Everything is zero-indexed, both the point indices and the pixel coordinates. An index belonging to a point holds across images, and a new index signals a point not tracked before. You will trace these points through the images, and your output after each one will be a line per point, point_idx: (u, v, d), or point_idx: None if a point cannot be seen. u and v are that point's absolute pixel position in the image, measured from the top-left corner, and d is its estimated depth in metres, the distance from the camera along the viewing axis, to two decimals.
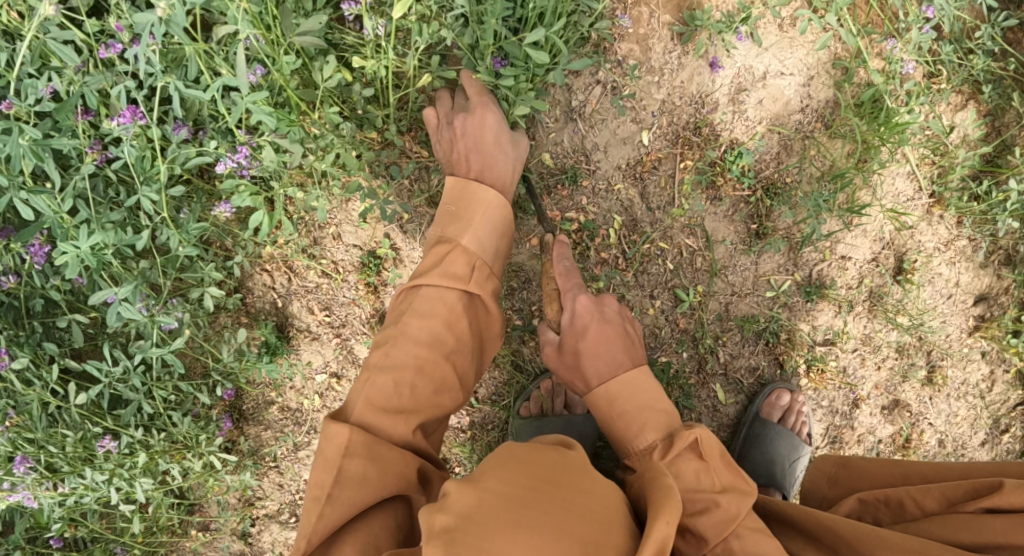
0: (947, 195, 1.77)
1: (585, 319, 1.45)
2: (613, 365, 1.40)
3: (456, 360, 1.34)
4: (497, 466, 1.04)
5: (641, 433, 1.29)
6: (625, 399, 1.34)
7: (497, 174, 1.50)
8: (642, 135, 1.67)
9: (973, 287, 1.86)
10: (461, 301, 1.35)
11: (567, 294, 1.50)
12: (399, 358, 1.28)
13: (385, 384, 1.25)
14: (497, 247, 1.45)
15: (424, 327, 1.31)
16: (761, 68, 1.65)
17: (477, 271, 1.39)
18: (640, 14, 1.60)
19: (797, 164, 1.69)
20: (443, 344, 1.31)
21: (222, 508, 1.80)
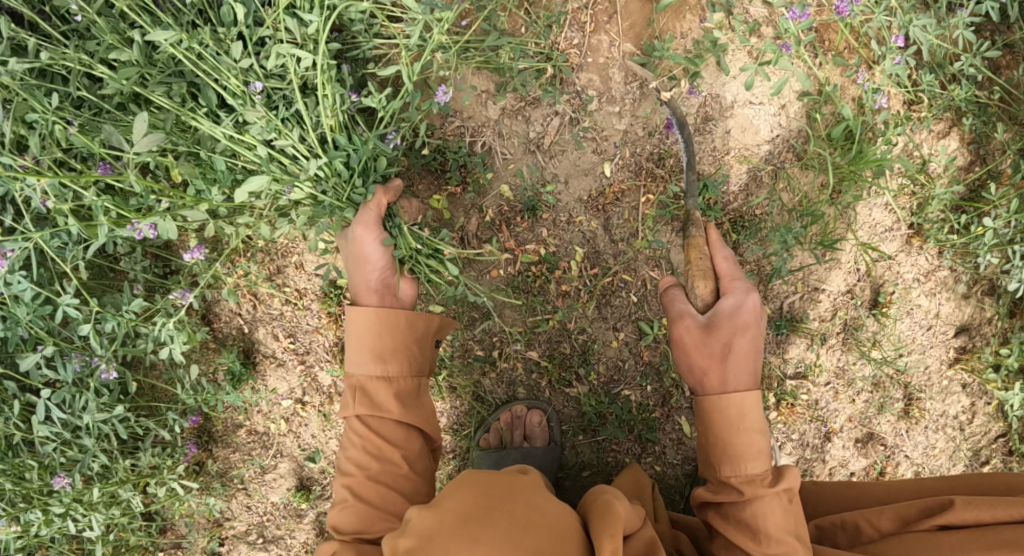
0: (925, 226, 1.70)
1: (750, 319, 1.26)
2: (749, 361, 1.25)
3: (387, 471, 1.33)
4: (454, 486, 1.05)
5: (758, 458, 1.20)
6: (751, 415, 1.22)
7: (361, 277, 1.41)
8: (605, 166, 1.61)
9: (954, 318, 1.79)
10: (358, 429, 1.34)
11: (730, 280, 1.32)
12: (336, 496, 1.33)
13: (337, 515, 1.30)
14: (385, 351, 1.35)
15: (346, 459, 1.35)
16: (729, 97, 1.59)
17: (361, 396, 1.35)
18: (599, 43, 1.55)
19: (767, 197, 1.63)
20: (360, 469, 1.32)
21: (191, 529, 1.84)
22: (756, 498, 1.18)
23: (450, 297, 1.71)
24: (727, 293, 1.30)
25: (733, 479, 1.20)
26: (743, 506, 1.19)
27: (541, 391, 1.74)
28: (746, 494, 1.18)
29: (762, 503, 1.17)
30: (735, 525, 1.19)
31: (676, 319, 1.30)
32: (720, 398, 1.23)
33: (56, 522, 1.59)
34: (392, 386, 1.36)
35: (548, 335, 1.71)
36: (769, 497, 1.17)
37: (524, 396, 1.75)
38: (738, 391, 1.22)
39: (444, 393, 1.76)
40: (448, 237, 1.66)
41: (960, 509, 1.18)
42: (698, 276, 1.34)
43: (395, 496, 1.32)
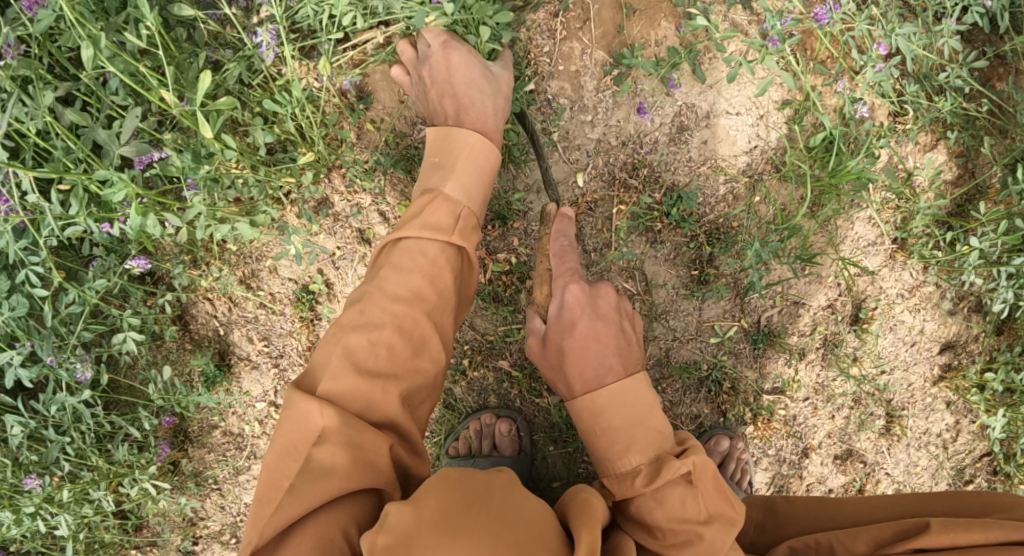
0: (910, 241, 1.66)
1: (572, 314, 1.33)
2: (598, 373, 1.28)
3: (439, 318, 1.25)
4: (433, 486, 1.03)
5: (629, 452, 1.20)
6: (610, 412, 1.24)
7: (481, 116, 1.38)
8: (577, 177, 1.58)
9: (939, 335, 1.74)
10: (442, 252, 1.25)
11: (557, 279, 1.39)
12: (375, 317, 1.18)
13: (360, 344, 1.15)
14: (481, 196, 1.36)
15: (401, 284, 1.21)
16: (705, 107, 1.54)
17: (461, 222, 1.30)
18: (571, 50, 1.51)
19: (743, 210, 1.60)
20: (422, 301, 1.22)
21: (167, 527, 1.86)
22: (638, 494, 1.15)
23: None
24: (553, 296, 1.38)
25: (613, 482, 1.21)
26: (630, 505, 1.17)
27: (512, 400, 1.73)
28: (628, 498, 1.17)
29: (644, 499, 1.14)
30: (634, 528, 1.17)
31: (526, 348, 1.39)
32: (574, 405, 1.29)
33: (27, 521, 1.63)
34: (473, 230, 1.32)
35: (520, 345, 1.70)
36: (648, 492, 1.15)
37: (495, 405, 1.73)
38: (600, 390, 1.25)
39: None
40: None
41: (936, 533, 1.12)
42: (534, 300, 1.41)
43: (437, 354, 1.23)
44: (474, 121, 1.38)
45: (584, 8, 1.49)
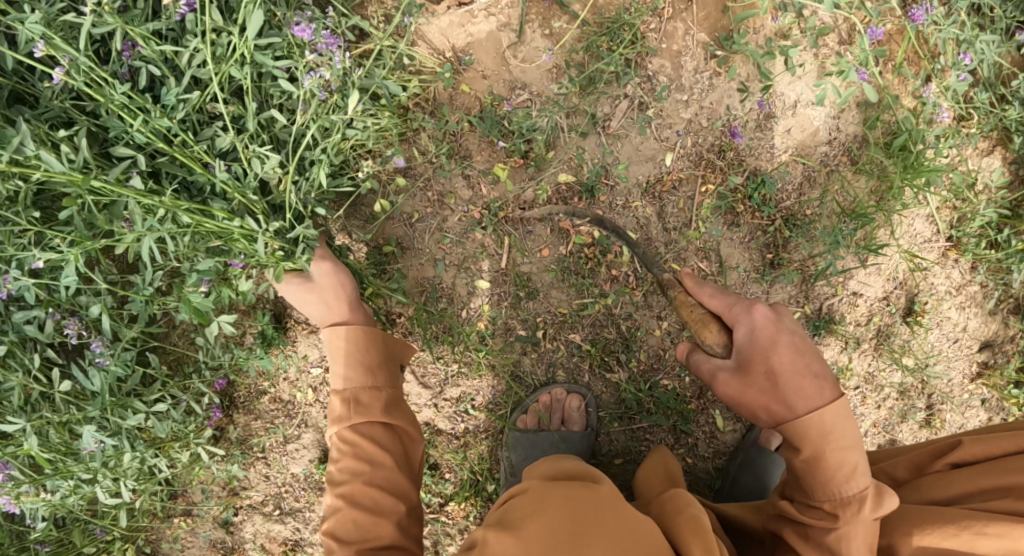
0: (963, 239, 1.75)
1: (769, 334, 1.23)
2: (812, 379, 1.22)
3: (383, 472, 1.36)
4: (532, 510, 1.14)
5: (850, 480, 1.18)
6: (834, 439, 1.19)
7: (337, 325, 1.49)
8: (666, 155, 1.62)
9: (980, 333, 1.84)
10: (360, 432, 1.38)
11: (733, 310, 1.29)
12: (331, 509, 1.34)
13: (336, 526, 1.31)
14: (371, 351, 1.46)
15: (340, 470, 1.36)
16: (793, 97, 1.61)
17: (354, 405, 1.40)
18: (675, 30, 1.56)
19: (819, 198, 1.66)
20: (359, 475, 1.35)
21: (207, 496, 1.80)
22: (842, 524, 1.17)
23: (499, 273, 1.70)
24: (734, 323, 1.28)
25: (826, 507, 1.19)
26: (830, 531, 1.18)
27: (581, 375, 1.74)
28: (836, 519, 1.17)
29: (849, 531, 1.16)
30: (817, 550, 1.19)
31: (710, 376, 1.28)
32: (798, 425, 1.20)
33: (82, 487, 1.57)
34: (378, 391, 1.43)
35: (592, 319, 1.71)
36: (857, 523, 1.16)
37: (563, 379, 1.74)
38: (825, 410, 1.19)
39: (483, 371, 1.74)
40: (503, 212, 1.66)
41: (965, 447, 1.31)
42: (701, 327, 1.32)
43: (386, 471, 1.36)
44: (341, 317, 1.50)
45: None
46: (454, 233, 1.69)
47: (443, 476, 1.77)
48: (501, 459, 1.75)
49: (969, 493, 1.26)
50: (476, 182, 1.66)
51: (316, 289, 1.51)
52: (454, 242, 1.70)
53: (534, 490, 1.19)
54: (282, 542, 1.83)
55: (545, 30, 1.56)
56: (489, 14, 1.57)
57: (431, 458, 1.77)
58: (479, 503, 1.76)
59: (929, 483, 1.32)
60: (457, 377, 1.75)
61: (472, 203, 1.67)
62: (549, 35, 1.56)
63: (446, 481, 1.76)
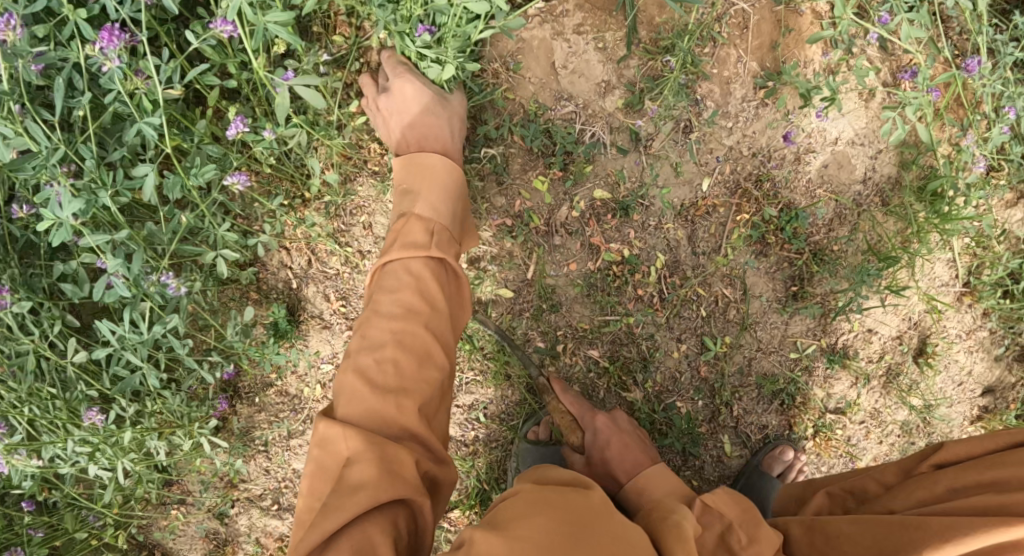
0: (979, 286, 1.76)
1: (606, 438, 1.44)
2: (635, 469, 1.38)
3: (436, 323, 1.28)
4: (523, 512, 1.06)
5: (673, 493, 1.27)
6: (655, 484, 1.29)
7: (440, 139, 1.43)
8: (703, 180, 1.62)
9: (983, 378, 1.84)
10: (426, 267, 1.30)
11: (585, 420, 1.51)
12: (376, 339, 1.25)
13: (371, 366, 1.22)
14: (454, 210, 1.39)
15: (394, 303, 1.27)
16: (834, 133, 1.62)
17: (437, 238, 1.33)
18: (728, 56, 1.56)
19: (847, 236, 1.68)
20: (418, 313, 1.26)
21: (205, 488, 1.82)
22: None
23: (523, 283, 1.67)
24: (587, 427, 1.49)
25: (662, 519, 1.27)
26: None
27: (596, 391, 1.72)
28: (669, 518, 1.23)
29: None
30: None
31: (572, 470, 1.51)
32: (620, 475, 1.37)
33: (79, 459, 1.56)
34: (455, 242, 1.37)
35: (613, 336, 1.71)
36: None
37: (578, 394, 1.72)
38: (646, 466, 1.33)
39: (497, 381, 1.73)
40: (536, 222, 1.63)
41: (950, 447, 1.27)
42: (568, 431, 1.54)
43: (443, 318, 1.29)
44: (435, 145, 1.42)
45: (746, 17, 1.55)
46: (481, 240, 1.64)
47: None
48: (508, 468, 1.75)
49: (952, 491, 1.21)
50: (511, 190, 1.61)
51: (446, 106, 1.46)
52: (481, 249, 1.67)
53: (523, 495, 1.11)
54: (278, 535, 1.87)
55: (599, 44, 1.53)
56: (543, 21, 1.52)
57: None
58: (483, 512, 1.77)
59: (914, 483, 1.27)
60: (471, 383, 1.74)
61: (504, 212, 1.62)
62: (602, 49, 1.54)
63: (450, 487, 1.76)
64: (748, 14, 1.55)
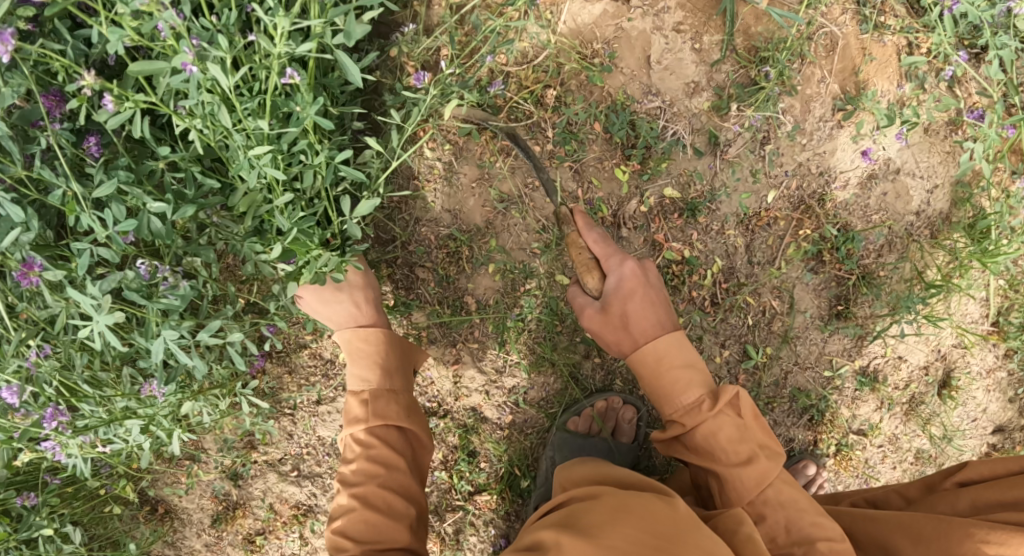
0: (1007, 327, 1.83)
1: (631, 285, 1.40)
2: (654, 327, 1.39)
3: (396, 478, 1.45)
4: (607, 519, 1.06)
5: (689, 390, 1.33)
6: (670, 356, 1.36)
7: (349, 316, 1.55)
8: (769, 192, 1.66)
9: (996, 416, 1.90)
10: (378, 436, 1.47)
11: (608, 261, 1.43)
12: (345, 505, 1.42)
13: (344, 522, 1.40)
14: (388, 368, 1.53)
15: (354, 472, 1.44)
16: (898, 163, 1.67)
17: (373, 406, 1.48)
18: (812, 75, 1.62)
19: (895, 263, 1.72)
20: (373, 477, 1.43)
21: (224, 447, 1.76)
22: (703, 420, 1.29)
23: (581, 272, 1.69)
24: (607, 271, 1.42)
25: (673, 417, 1.33)
26: (693, 433, 1.31)
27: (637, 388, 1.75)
28: (690, 424, 1.30)
29: (708, 426, 1.29)
30: (694, 452, 1.31)
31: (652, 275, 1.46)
32: (638, 355, 1.37)
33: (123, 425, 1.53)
34: (398, 400, 1.52)
35: None
36: (710, 420, 1.29)
37: (619, 389, 1.74)
38: (659, 339, 1.36)
39: (542, 367, 1.72)
40: (605, 212, 1.65)
41: (971, 466, 1.32)
42: (584, 270, 1.44)
43: (401, 506, 1.44)
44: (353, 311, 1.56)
45: (834, 40, 1.62)
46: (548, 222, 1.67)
47: (479, 466, 1.75)
48: (542, 457, 1.74)
49: (977, 512, 1.25)
50: (585, 176, 1.63)
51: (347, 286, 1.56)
52: (546, 231, 1.67)
53: (607, 496, 1.12)
54: (293, 504, 1.82)
55: (696, 45, 1.58)
56: (645, 14, 1.57)
57: (470, 445, 1.75)
58: (510, 498, 1.75)
59: (942, 499, 1.31)
60: (515, 368, 1.73)
61: (574, 199, 1.65)
62: (697, 50, 1.59)
63: (480, 469, 1.75)
64: (836, 37, 1.61)
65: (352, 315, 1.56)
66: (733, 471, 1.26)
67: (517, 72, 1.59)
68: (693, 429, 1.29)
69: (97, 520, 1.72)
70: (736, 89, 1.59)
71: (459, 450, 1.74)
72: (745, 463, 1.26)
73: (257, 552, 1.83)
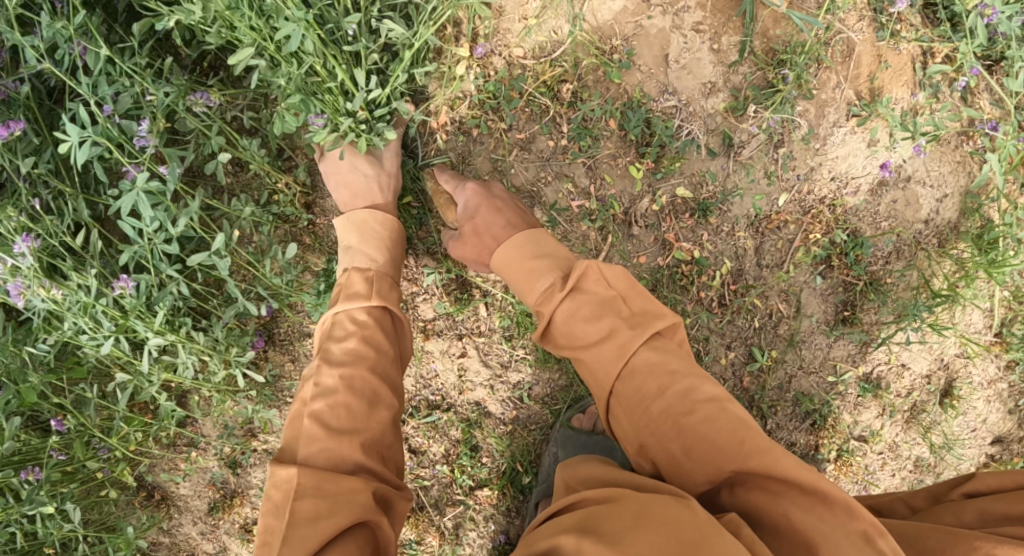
0: (1010, 338, 1.83)
1: (475, 203, 1.48)
2: (506, 229, 1.41)
3: (385, 368, 1.31)
4: (628, 527, 1.01)
5: (541, 274, 1.30)
6: (519, 253, 1.34)
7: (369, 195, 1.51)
8: (780, 195, 1.67)
9: (996, 427, 1.91)
10: (373, 317, 1.34)
11: (467, 189, 1.52)
12: (325, 384, 1.25)
13: (321, 407, 1.22)
14: (390, 259, 1.45)
15: (343, 350, 1.29)
16: (909, 170, 1.68)
17: (376, 286, 1.38)
18: (827, 80, 1.63)
19: (902, 270, 1.73)
20: (363, 360, 1.28)
21: (224, 433, 1.75)
22: (556, 305, 1.25)
23: None
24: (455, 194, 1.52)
25: (533, 307, 1.29)
26: (558, 328, 1.26)
27: None
28: (547, 310, 1.26)
29: (563, 310, 1.24)
30: (568, 346, 1.25)
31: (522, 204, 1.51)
32: (499, 258, 1.37)
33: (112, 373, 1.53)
34: (392, 288, 1.41)
35: None
36: (565, 301, 1.25)
37: None
38: (506, 243, 1.36)
39: (548, 363, 1.72)
40: (617, 210, 1.65)
41: (980, 477, 1.31)
42: (445, 209, 1.56)
43: (385, 401, 1.28)
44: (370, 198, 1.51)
45: (851, 45, 1.62)
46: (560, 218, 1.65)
47: (481, 460, 1.74)
48: (545, 454, 1.73)
49: (983, 525, 1.23)
50: (597, 172, 1.64)
51: (376, 164, 1.53)
52: (558, 227, 1.66)
53: (627, 501, 1.06)
54: None
55: (715, 46, 1.59)
56: (665, 13, 1.58)
57: (473, 439, 1.74)
58: (511, 494, 1.74)
59: (948, 510, 1.29)
60: (520, 363, 1.72)
61: (586, 195, 1.65)
62: (715, 51, 1.59)
63: (482, 464, 1.74)
64: (854, 42, 1.62)
65: (371, 194, 1.51)
66: (591, 348, 1.21)
67: (533, 65, 1.59)
68: (549, 315, 1.25)
69: (94, 504, 1.71)
70: (751, 90, 1.60)
71: (462, 444, 1.74)
72: (605, 335, 1.20)
73: (253, 541, 1.82)
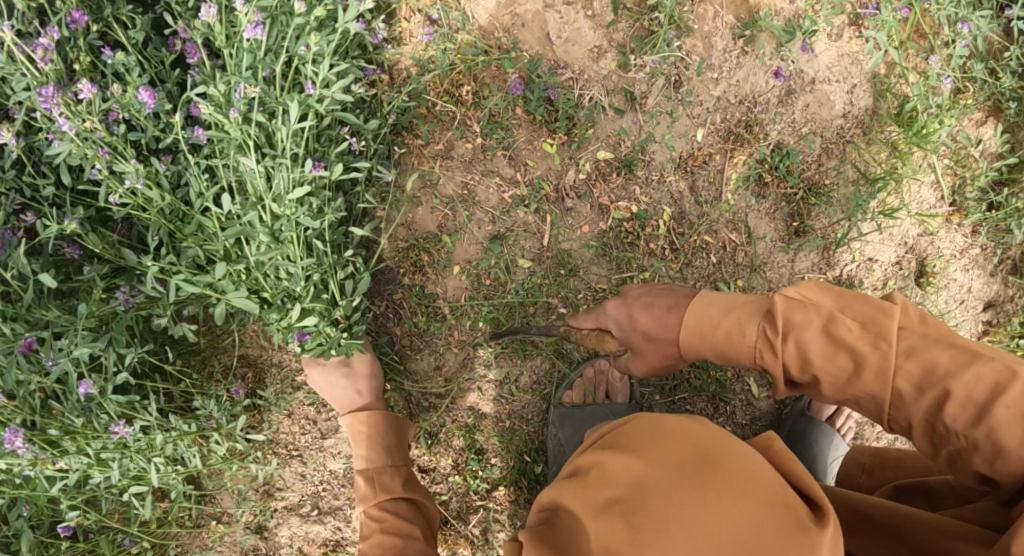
0: (966, 204, 1.84)
1: (594, 314, 1.50)
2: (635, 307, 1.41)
3: (414, 542, 1.40)
4: (642, 438, 1.03)
5: (723, 315, 1.27)
6: (665, 307, 1.35)
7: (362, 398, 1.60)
8: (697, 131, 1.72)
9: (982, 293, 1.89)
10: (389, 509, 1.46)
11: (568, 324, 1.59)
12: None
13: None
14: (391, 448, 1.57)
15: (375, 544, 1.39)
16: (811, 74, 1.73)
17: (382, 482, 1.50)
18: (705, 12, 1.69)
19: (836, 167, 1.75)
20: (396, 544, 1.38)
21: (242, 500, 1.80)
22: (753, 336, 1.22)
23: (538, 251, 1.73)
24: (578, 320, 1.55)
25: (725, 350, 1.27)
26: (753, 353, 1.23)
27: None
28: (747, 351, 1.24)
29: (758, 339, 1.22)
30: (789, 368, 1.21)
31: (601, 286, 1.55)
32: (647, 330, 1.37)
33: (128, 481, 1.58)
34: (402, 475, 1.53)
35: None
36: (752, 328, 1.22)
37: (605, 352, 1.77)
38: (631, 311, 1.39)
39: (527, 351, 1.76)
40: (546, 189, 1.72)
41: None
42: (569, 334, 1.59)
43: None
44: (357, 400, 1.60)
45: None
46: (495, 212, 1.73)
47: (490, 461, 1.77)
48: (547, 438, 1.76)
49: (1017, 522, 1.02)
50: (519, 161, 1.71)
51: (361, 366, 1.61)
52: (497, 220, 1.73)
53: (638, 419, 1.08)
54: (321, 542, 1.84)
55: (588, 12, 1.68)
56: None
57: (476, 443, 1.77)
58: (527, 486, 1.77)
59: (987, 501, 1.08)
60: (500, 359, 1.76)
61: (513, 184, 1.72)
62: (591, 17, 1.68)
63: (492, 465, 1.77)
64: None
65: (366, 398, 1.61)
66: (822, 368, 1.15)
67: (430, 78, 1.66)
68: (753, 355, 1.23)
69: None
70: (636, 44, 1.68)
71: (467, 451, 1.77)
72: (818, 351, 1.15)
73: None
